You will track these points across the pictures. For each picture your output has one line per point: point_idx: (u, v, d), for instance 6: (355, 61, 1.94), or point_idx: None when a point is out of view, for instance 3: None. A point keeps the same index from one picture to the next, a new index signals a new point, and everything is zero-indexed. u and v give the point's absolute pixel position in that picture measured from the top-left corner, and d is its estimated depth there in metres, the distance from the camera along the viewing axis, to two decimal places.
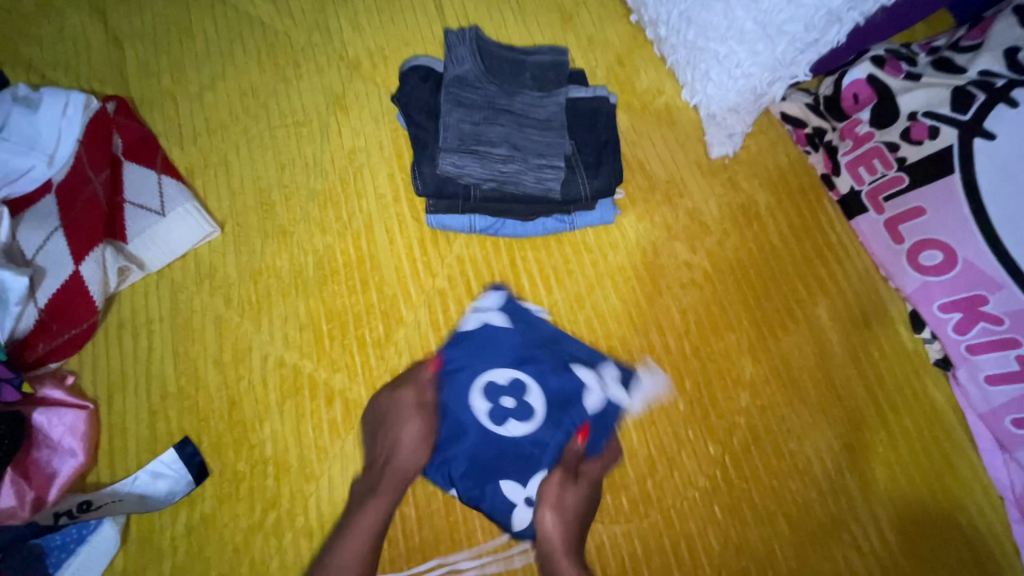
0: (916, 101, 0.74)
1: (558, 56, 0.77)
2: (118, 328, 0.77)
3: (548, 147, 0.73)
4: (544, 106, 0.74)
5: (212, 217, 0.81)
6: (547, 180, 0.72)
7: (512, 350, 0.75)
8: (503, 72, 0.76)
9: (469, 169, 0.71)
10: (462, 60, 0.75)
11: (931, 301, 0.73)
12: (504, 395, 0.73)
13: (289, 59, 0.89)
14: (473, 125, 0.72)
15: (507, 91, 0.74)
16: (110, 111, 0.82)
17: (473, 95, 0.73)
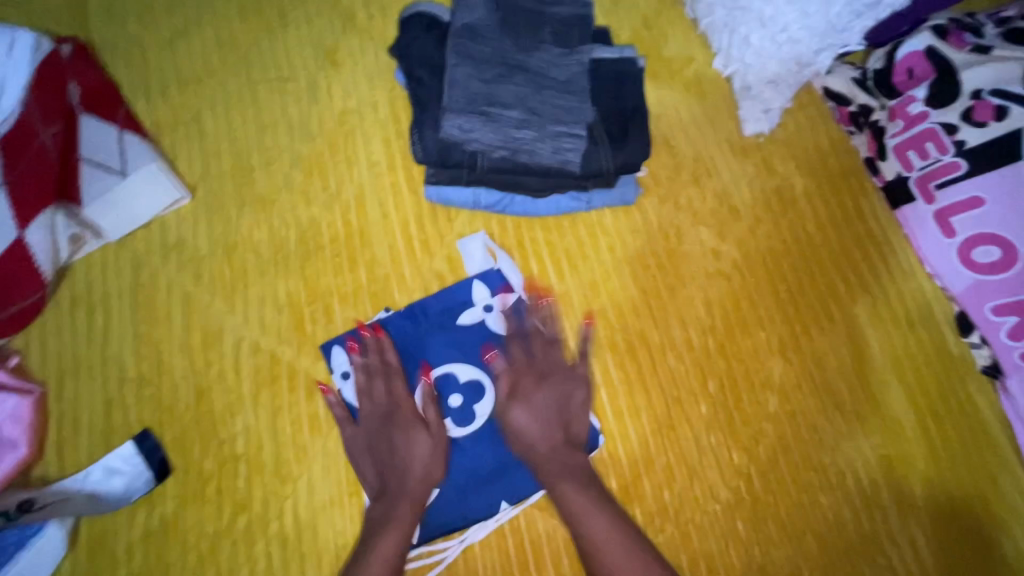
0: (982, 78, 0.67)
1: (585, 11, 0.68)
2: (70, 303, 0.68)
3: (568, 112, 0.63)
4: (566, 65, 0.65)
5: (181, 181, 0.72)
6: (566, 151, 0.63)
7: (430, 348, 0.66)
8: (520, 23, 0.66)
9: (478, 134, 0.62)
10: (472, 7, 0.65)
11: (983, 303, 0.66)
12: (446, 399, 0.65)
13: (274, 7, 0.79)
14: (483, 83, 0.63)
15: (523, 47, 0.65)
16: (65, 54, 0.71)
17: (484, 48, 0.63)
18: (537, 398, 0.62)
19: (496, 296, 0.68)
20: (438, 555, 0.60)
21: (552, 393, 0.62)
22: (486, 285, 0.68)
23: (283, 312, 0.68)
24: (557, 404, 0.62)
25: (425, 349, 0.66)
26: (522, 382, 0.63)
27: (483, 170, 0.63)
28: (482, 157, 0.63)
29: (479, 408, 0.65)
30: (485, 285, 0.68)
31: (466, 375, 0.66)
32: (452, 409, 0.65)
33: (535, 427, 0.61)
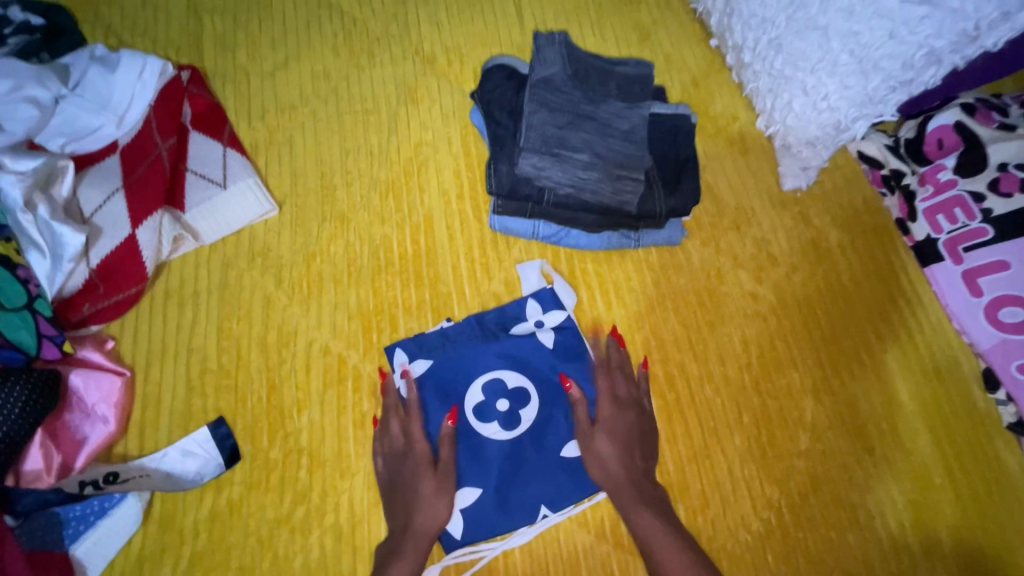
0: (1008, 153, 0.73)
1: (646, 72, 0.76)
2: (163, 296, 0.75)
3: (629, 159, 0.70)
4: (630, 117, 0.72)
5: (272, 195, 0.80)
6: (627, 192, 0.70)
7: (484, 360, 0.71)
8: (591, 78, 0.74)
9: (550, 172, 0.69)
10: (549, 62, 0.73)
11: (1009, 361, 0.70)
12: (494, 403, 0.69)
13: (364, 48, 0.89)
14: (556, 128, 0.70)
15: (591, 98, 0.72)
16: (184, 80, 0.82)
17: (558, 98, 0.71)
18: (612, 426, 0.66)
19: (547, 314, 0.74)
20: (476, 554, 0.64)
21: (631, 421, 0.67)
22: (539, 302, 0.74)
23: (352, 319, 0.74)
24: (630, 427, 0.67)
25: (477, 359, 0.71)
26: (605, 412, 0.67)
27: (549, 204, 0.70)
28: (550, 192, 0.69)
29: (524, 416, 0.69)
30: (537, 303, 0.74)
31: (513, 381, 0.70)
32: (499, 411, 0.69)
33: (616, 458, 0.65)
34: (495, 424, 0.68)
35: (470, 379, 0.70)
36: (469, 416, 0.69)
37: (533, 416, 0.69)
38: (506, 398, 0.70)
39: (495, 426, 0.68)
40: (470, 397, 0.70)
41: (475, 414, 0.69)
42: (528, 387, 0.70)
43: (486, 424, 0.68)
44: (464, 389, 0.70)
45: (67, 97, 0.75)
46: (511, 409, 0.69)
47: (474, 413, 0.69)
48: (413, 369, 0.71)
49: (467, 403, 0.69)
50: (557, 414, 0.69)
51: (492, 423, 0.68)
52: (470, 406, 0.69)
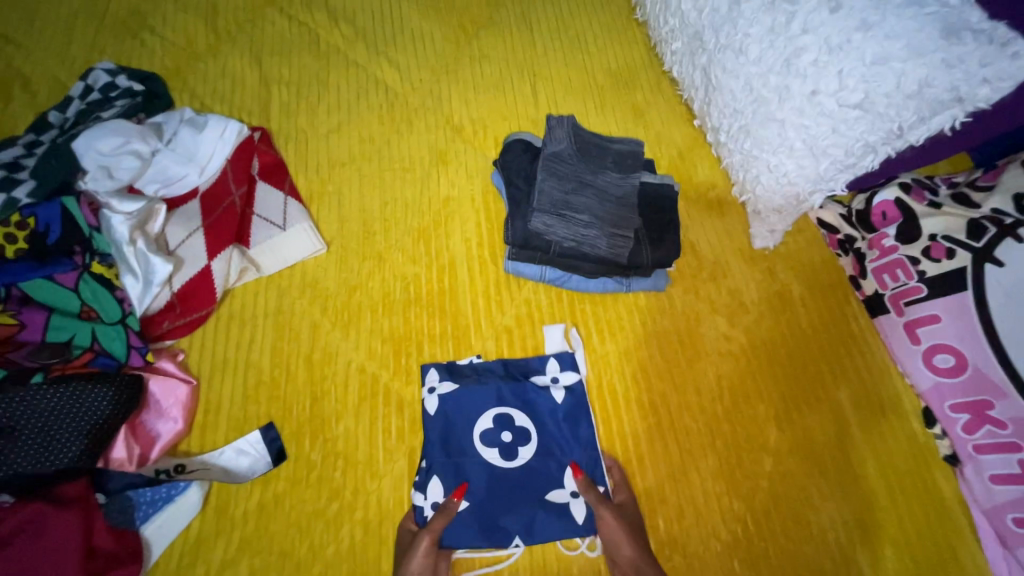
0: (937, 225, 0.87)
1: (637, 148, 0.92)
2: (227, 318, 0.88)
3: (622, 220, 0.86)
4: (625, 186, 0.88)
5: (321, 236, 0.94)
6: (621, 248, 0.85)
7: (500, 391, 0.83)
8: (592, 153, 0.90)
9: (556, 230, 0.83)
10: (559, 139, 0.90)
11: (943, 400, 0.82)
12: (500, 433, 0.81)
13: (404, 117, 1.06)
14: (563, 194, 0.86)
15: (592, 170, 0.89)
16: (256, 138, 0.98)
17: (565, 168, 0.87)
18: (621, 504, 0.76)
19: (563, 372, 0.85)
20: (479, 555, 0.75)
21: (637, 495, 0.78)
22: (559, 361, 0.86)
23: (385, 344, 0.87)
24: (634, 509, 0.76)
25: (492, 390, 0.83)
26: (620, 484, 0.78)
27: (556, 254, 0.84)
28: (556, 245, 0.84)
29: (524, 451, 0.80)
30: (558, 361, 0.86)
31: (521, 420, 0.82)
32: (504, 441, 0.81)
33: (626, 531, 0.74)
34: (497, 453, 0.80)
35: (484, 402, 0.83)
36: (475, 437, 0.80)
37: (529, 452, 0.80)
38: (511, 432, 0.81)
39: (494, 453, 0.80)
40: (480, 423, 0.82)
41: (481, 440, 0.80)
42: (531, 428, 0.82)
43: (488, 449, 0.80)
44: (479, 413, 0.82)
45: (161, 151, 0.91)
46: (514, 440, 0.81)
47: (480, 437, 0.80)
48: (441, 387, 0.83)
49: (478, 429, 0.81)
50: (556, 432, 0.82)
51: (492, 449, 0.80)
52: (480, 431, 0.81)
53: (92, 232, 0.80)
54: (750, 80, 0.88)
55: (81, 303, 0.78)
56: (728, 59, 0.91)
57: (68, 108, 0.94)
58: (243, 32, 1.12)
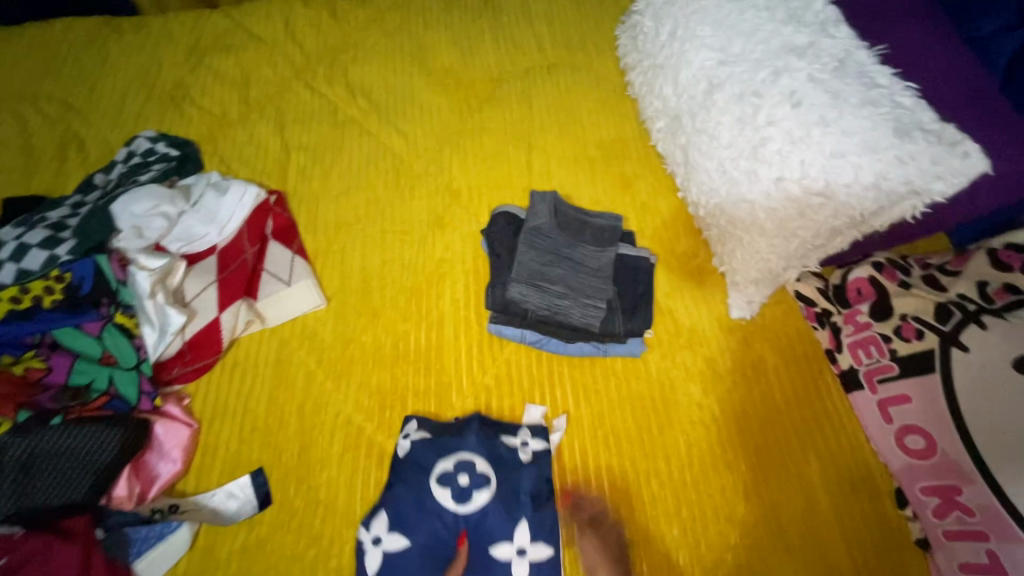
0: (908, 305, 0.89)
1: (614, 224, 1.04)
2: (231, 365, 0.96)
3: (595, 290, 0.96)
4: (599, 256, 1.00)
5: (322, 291, 1.02)
6: (591, 313, 0.95)
7: (467, 436, 0.87)
8: (572, 226, 1.03)
9: (531, 298, 0.95)
10: (540, 214, 1.03)
11: (915, 482, 0.82)
12: (458, 475, 0.83)
13: (407, 182, 1.15)
14: (541, 265, 0.98)
15: (570, 243, 1.00)
16: (272, 201, 1.09)
17: (543, 240, 1.00)
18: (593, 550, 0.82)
19: (533, 439, 0.88)
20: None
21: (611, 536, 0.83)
22: (532, 429, 0.89)
23: (372, 397, 0.93)
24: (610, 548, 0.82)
25: (462, 435, 0.87)
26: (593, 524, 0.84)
27: (532, 319, 0.95)
28: (532, 311, 0.95)
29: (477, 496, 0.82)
30: (530, 430, 0.89)
31: (482, 467, 0.84)
32: (458, 484, 0.82)
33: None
34: (449, 494, 0.82)
35: (450, 446, 0.86)
36: (434, 478, 0.83)
37: (484, 497, 0.82)
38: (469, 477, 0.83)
39: (448, 494, 0.82)
40: (443, 462, 0.84)
41: (438, 479, 0.83)
42: (490, 475, 0.84)
43: (444, 489, 0.82)
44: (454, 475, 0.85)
45: (187, 213, 1.02)
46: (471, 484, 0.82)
47: (439, 477, 0.83)
48: (415, 433, 0.88)
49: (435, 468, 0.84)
50: (523, 483, 0.84)
51: (447, 489, 0.82)
52: (437, 470, 0.84)
53: (119, 285, 0.91)
54: (723, 163, 0.94)
55: (102, 349, 0.88)
56: (704, 141, 0.97)
57: (112, 171, 1.08)
58: (270, 102, 1.24)
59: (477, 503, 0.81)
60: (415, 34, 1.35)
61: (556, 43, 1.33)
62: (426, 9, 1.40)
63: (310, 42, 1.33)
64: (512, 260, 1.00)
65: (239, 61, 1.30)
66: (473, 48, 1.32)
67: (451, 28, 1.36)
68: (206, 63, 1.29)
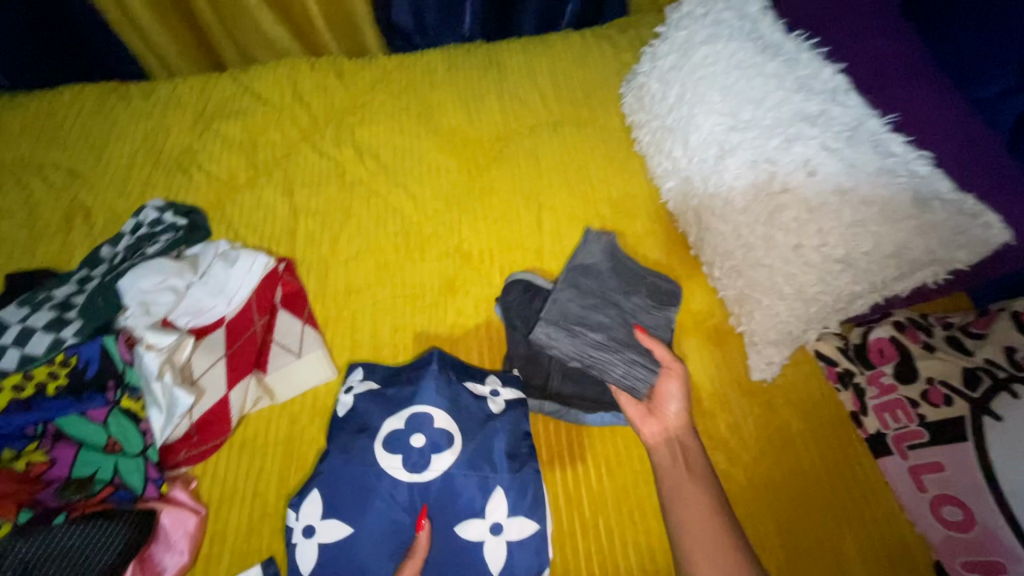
0: (934, 369, 0.88)
1: (672, 288, 1.04)
2: (241, 445, 0.93)
3: (638, 350, 0.94)
4: (645, 315, 1.00)
5: (334, 363, 1.00)
6: (629, 376, 0.91)
7: (425, 391, 0.88)
8: (624, 274, 1.05)
9: (561, 342, 0.94)
10: (593, 254, 1.06)
11: (956, 557, 0.79)
12: (410, 438, 0.85)
13: (417, 245, 1.14)
14: (581, 312, 0.98)
15: (620, 291, 1.02)
16: (280, 269, 1.06)
17: (587, 282, 1.02)
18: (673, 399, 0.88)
19: (504, 388, 0.93)
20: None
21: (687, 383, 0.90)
22: (500, 378, 0.94)
23: None
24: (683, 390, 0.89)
25: (417, 386, 0.89)
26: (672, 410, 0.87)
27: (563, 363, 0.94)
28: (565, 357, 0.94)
29: (436, 458, 0.83)
30: (499, 379, 0.94)
31: (439, 425, 0.86)
32: (414, 448, 0.84)
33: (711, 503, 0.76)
34: (399, 461, 0.83)
35: (407, 405, 0.88)
36: (384, 440, 0.85)
37: (443, 463, 0.83)
38: (423, 438, 0.84)
39: (398, 461, 0.83)
40: (393, 424, 0.86)
41: (386, 441, 0.85)
42: (449, 437, 0.85)
43: (393, 455, 0.84)
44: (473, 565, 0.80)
45: (195, 284, 1.00)
46: (426, 445, 0.84)
47: (389, 441, 0.85)
48: (358, 385, 0.93)
49: (383, 429, 0.86)
50: (493, 445, 0.85)
51: (397, 455, 0.84)
52: (385, 433, 0.86)
53: (126, 366, 0.89)
54: (738, 227, 0.94)
55: (107, 436, 0.86)
56: (717, 204, 0.97)
57: (119, 242, 1.07)
58: (278, 166, 1.24)
59: (432, 472, 0.82)
60: (421, 95, 1.36)
61: (560, 101, 1.34)
62: (432, 70, 1.42)
63: (317, 104, 1.34)
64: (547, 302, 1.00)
65: (246, 125, 1.30)
66: (478, 107, 1.33)
67: (456, 88, 1.38)
68: (213, 128, 1.30)
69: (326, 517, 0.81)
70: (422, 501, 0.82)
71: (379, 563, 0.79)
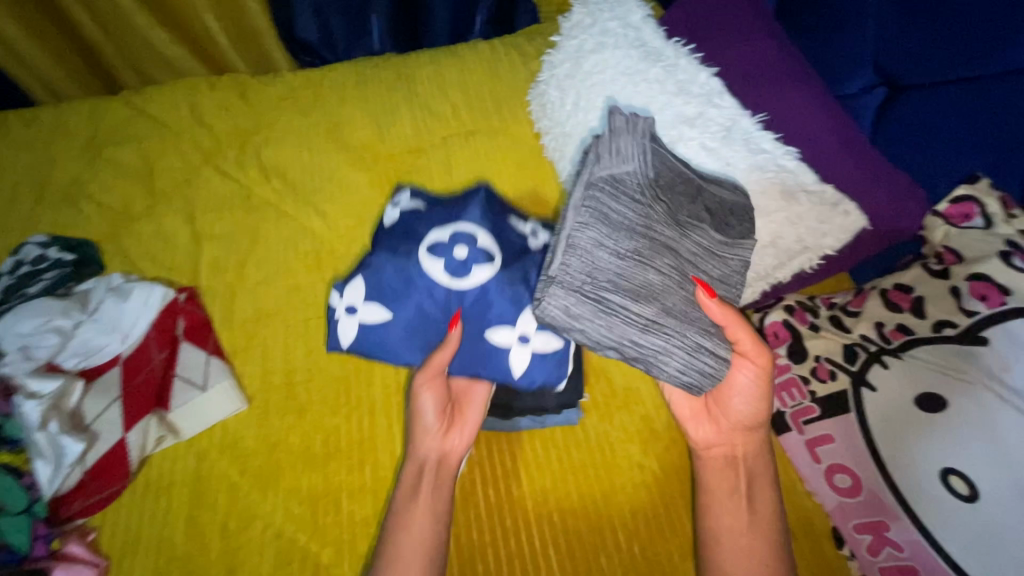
0: (819, 347, 0.94)
1: (739, 200, 0.85)
2: (143, 489, 0.88)
3: (697, 317, 0.79)
4: (702, 261, 0.82)
5: (243, 393, 0.96)
6: (688, 367, 0.77)
7: (471, 213, 0.85)
8: (671, 191, 0.82)
9: (592, 322, 0.73)
10: (626, 160, 0.81)
11: (848, 520, 0.85)
12: (454, 249, 0.82)
13: (329, 264, 1.11)
14: (620, 264, 0.75)
15: (666, 219, 0.80)
16: (181, 300, 1.03)
17: (620, 213, 0.77)
18: (743, 407, 0.89)
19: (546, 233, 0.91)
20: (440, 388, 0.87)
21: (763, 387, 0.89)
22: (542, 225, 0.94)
23: (297, 507, 0.87)
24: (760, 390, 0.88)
25: (464, 208, 0.86)
26: (741, 410, 0.89)
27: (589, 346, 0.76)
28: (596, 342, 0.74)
29: (476, 270, 0.81)
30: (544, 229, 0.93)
31: (483, 243, 0.83)
32: (456, 257, 0.81)
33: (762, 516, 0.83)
34: (441, 267, 0.81)
35: (453, 223, 0.85)
36: (428, 248, 0.83)
37: (480, 277, 0.81)
38: (466, 251, 0.81)
39: (441, 266, 0.81)
40: (441, 232, 0.84)
41: (432, 248, 0.82)
42: (491, 252, 0.82)
43: (435, 260, 0.82)
44: None
45: (85, 322, 0.95)
46: (468, 257, 0.81)
47: (435, 247, 0.82)
48: (403, 204, 0.92)
49: (428, 237, 0.84)
50: (527, 272, 0.83)
51: (440, 261, 0.82)
52: (430, 241, 0.83)
53: (3, 419, 0.83)
54: None
55: None
56: None
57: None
58: (179, 190, 1.19)
59: (467, 284, 0.81)
60: (330, 110, 1.34)
61: (472, 111, 1.35)
62: (340, 85, 1.40)
63: (220, 125, 1.30)
64: (558, 245, 0.76)
65: (141, 150, 1.24)
66: (390, 121, 1.32)
67: (367, 102, 1.36)
68: (104, 155, 1.23)
69: (370, 304, 0.84)
70: (458, 305, 0.82)
71: (409, 352, 0.86)
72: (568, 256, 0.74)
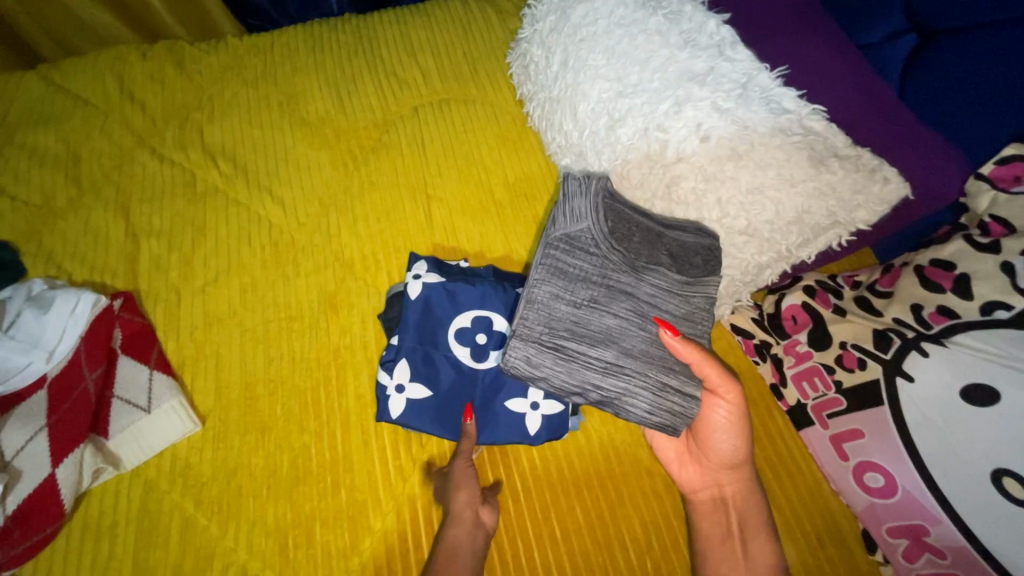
0: (845, 333, 0.84)
1: (707, 242, 0.82)
2: (80, 532, 0.76)
3: (663, 360, 0.80)
4: (664, 302, 0.81)
5: (196, 413, 0.84)
6: (655, 408, 0.78)
7: (493, 294, 0.88)
8: (631, 239, 0.82)
9: (553, 369, 0.76)
10: (580, 216, 0.82)
11: (881, 524, 0.78)
12: (476, 334, 0.86)
13: (290, 258, 0.98)
14: (578, 316, 0.78)
15: (625, 267, 0.81)
16: (116, 307, 0.88)
17: (576, 268, 0.80)
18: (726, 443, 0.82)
19: None
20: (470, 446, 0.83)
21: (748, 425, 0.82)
22: None
23: (263, 542, 0.76)
24: (741, 425, 0.81)
25: (483, 289, 0.88)
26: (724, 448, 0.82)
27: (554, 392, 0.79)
28: (560, 390, 0.78)
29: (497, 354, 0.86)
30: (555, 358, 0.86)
31: (500, 325, 0.87)
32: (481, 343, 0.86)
33: (763, 563, 0.74)
34: (466, 351, 0.85)
35: (477, 306, 0.87)
36: (452, 333, 0.86)
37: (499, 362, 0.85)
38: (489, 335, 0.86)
39: (468, 352, 0.85)
40: (463, 319, 0.87)
41: (457, 333, 0.86)
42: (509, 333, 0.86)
43: (462, 346, 0.85)
44: None
45: None
46: (491, 341, 0.86)
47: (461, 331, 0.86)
48: (426, 276, 0.87)
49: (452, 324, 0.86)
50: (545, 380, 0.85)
51: (465, 346, 0.86)
52: (455, 327, 0.86)
53: None
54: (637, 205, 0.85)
55: None
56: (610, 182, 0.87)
57: None
58: (110, 180, 1.03)
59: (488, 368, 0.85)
60: (281, 80, 1.18)
61: (445, 76, 1.20)
62: (292, 51, 1.23)
63: (154, 102, 1.13)
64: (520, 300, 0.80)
65: (64, 134, 1.07)
66: (351, 91, 1.17)
67: (324, 69, 1.20)
68: (18, 141, 1.05)
69: (401, 390, 0.82)
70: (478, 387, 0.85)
71: (438, 426, 0.82)
72: (527, 311, 0.78)
